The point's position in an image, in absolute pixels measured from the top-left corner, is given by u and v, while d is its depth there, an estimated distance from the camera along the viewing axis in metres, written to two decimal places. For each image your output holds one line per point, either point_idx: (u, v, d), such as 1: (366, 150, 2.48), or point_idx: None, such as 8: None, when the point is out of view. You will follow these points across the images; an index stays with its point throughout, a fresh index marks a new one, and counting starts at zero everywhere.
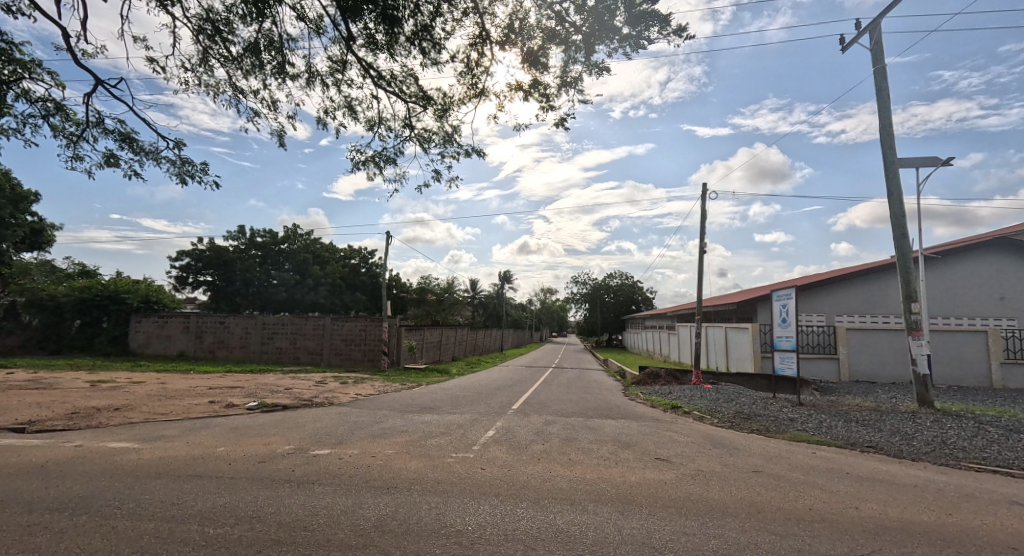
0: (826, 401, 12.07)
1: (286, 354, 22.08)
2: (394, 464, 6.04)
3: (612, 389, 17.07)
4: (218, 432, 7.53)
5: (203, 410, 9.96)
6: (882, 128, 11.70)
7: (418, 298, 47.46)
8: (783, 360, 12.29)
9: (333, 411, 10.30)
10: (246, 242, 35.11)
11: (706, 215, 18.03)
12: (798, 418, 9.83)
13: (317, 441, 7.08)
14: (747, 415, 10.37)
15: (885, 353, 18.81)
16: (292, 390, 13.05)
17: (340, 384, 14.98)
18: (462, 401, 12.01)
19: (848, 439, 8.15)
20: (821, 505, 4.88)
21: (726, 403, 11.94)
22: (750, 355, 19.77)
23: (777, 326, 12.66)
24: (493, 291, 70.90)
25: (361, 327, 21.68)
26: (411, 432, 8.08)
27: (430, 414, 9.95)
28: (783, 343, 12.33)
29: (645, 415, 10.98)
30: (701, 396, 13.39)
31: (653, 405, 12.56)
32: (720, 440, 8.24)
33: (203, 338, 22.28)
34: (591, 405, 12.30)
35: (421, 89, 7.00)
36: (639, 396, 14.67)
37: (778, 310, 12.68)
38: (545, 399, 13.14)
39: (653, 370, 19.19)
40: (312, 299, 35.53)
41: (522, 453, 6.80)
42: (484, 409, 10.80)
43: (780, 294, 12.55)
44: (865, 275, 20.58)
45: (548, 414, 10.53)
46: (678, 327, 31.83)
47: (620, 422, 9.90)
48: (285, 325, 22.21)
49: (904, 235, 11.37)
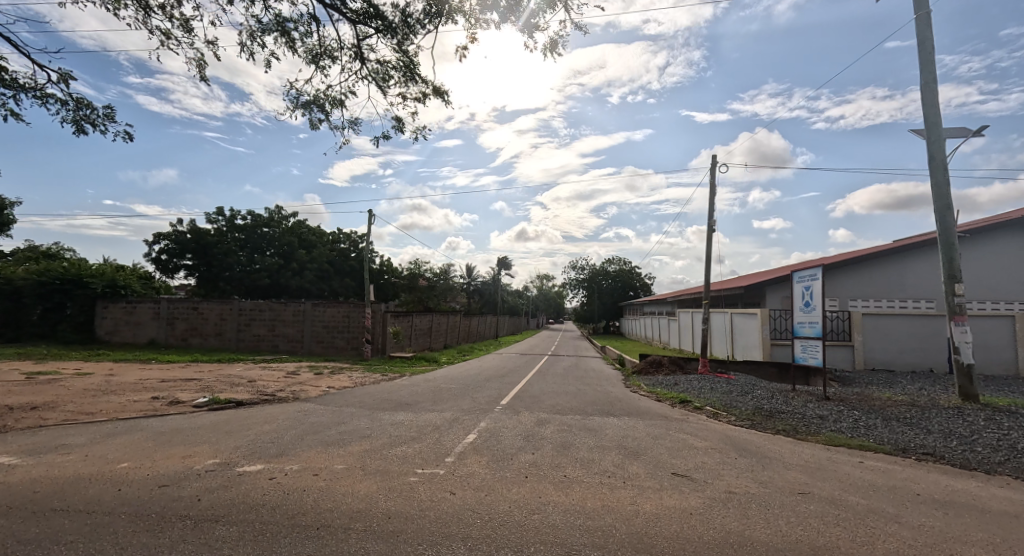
0: (853, 394, 10.77)
1: (264, 342, 20.70)
2: (339, 489, 4.64)
3: (611, 379, 15.80)
4: (134, 440, 6.12)
5: (139, 409, 8.55)
6: (925, 83, 10.23)
7: (410, 283, 46.01)
8: (805, 348, 10.97)
9: (294, 407, 8.95)
10: (227, 225, 33.64)
11: (716, 191, 16.56)
12: (829, 416, 8.52)
13: (253, 453, 5.69)
14: (769, 412, 9.11)
15: (906, 340, 17.57)
16: (256, 383, 11.63)
17: (314, 375, 13.61)
18: (445, 395, 10.68)
19: (896, 444, 6.86)
20: (912, 552, 3.55)
21: (743, 397, 10.71)
22: (759, 342, 18.57)
23: (798, 310, 11.32)
24: (489, 277, 69.44)
25: (345, 313, 20.31)
26: (374, 437, 6.70)
27: (404, 413, 8.58)
28: (804, 329, 11.04)
29: (651, 411, 9.69)
30: (713, 388, 12.18)
31: (659, 399, 11.30)
32: (745, 445, 6.91)
33: (176, 326, 20.88)
34: (591, 399, 10.97)
35: (371, 8, 5.83)
36: (642, 388, 13.35)
37: (799, 292, 11.34)
38: (539, 392, 11.84)
39: (655, 359, 17.93)
40: (297, 284, 33.97)
41: (507, 467, 5.45)
42: (468, 406, 9.49)
43: (803, 274, 11.19)
44: (883, 257, 19.23)
45: (541, 410, 9.23)
46: (679, 312, 30.59)
47: (624, 420, 8.62)
48: (263, 311, 20.81)
49: (948, 206, 9.95)
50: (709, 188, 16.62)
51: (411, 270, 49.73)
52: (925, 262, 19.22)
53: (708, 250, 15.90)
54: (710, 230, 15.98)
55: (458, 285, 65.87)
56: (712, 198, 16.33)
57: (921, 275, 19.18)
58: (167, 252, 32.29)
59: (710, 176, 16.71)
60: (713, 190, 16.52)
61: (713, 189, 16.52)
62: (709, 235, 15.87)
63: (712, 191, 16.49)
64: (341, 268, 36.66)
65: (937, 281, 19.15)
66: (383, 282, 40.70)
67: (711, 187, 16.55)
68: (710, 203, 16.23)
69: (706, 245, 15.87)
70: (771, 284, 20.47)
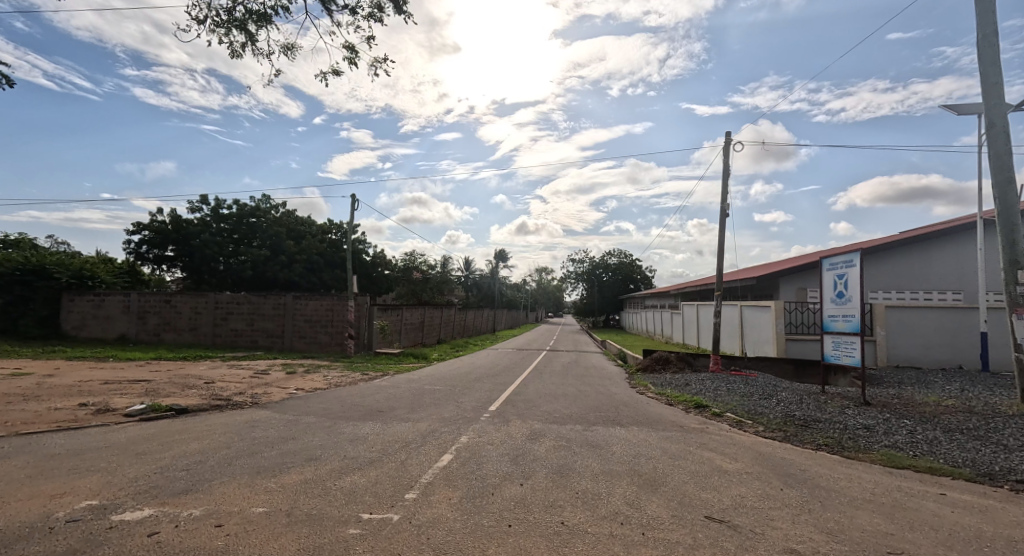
0: (893, 398, 9.42)
1: (242, 338, 19.37)
2: (242, 553, 3.22)
3: (614, 378, 14.44)
4: (3, 470, 4.70)
5: (55, 419, 7.14)
6: (982, 38, 8.77)
7: (403, 275, 46.02)
8: (837, 345, 9.62)
9: (243, 416, 7.56)
10: (210, 214, 32.16)
11: (730, 172, 15.09)
12: (879, 427, 7.15)
13: (152, 488, 4.27)
14: (803, 421, 7.75)
15: (932, 335, 16.21)
16: (214, 385, 10.25)
17: (285, 375, 12.25)
18: (426, 400, 9.35)
19: (977, 467, 5.47)
20: None
21: (767, 401, 9.38)
22: (772, 338, 17.23)
23: (828, 302, 9.96)
24: (488, 270, 68.13)
25: (328, 307, 18.97)
26: (322, 460, 5.31)
27: (372, 424, 7.21)
28: (836, 323, 9.67)
29: (663, 419, 8.33)
30: (729, 390, 10.86)
31: (671, 403, 9.94)
32: (787, 469, 5.52)
33: (148, 320, 19.52)
34: (594, 404, 9.61)
35: None
36: (650, 389, 11.97)
37: (829, 282, 9.97)
38: (534, 395, 10.48)
39: (662, 355, 16.57)
40: (284, 277, 32.58)
41: (485, 510, 4.05)
42: (450, 413, 8.15)
43: (835, 261, 9.84)
44: (907, 245, 17.82)
45: (536, 419, 7.87)
46: (683, 306, 29.19)
47: (633, 431, 7.30)
48: (241, 304, 19.47)
49: (1011, 180, 8.51)
50: (723, 168, 15.16)
51: (406, 262, 48.27)
52: (952, 250, 17.81)
53: (721, 237, 14.49)
54: (724, 215, 14.53)
55: (455, 279, 64.65)
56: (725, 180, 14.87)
57: (948, 264, 17.78)
58: (148, 243, 30.79)
59: (723, 156, 15.24)
60: (727, 171, 15.05)
61: (727, 171, 15.04)
62: (723, 220, 14.43)
63: (726, 172, 15.02)
64: (332, 261, 35.13)
65: (966, 270, 17.75)
66: (376, 275, 39.31)
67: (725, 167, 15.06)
68: (724, 185, 14.77)
69: (720, 231, 14.44)
70: (786, 275, 19.08)
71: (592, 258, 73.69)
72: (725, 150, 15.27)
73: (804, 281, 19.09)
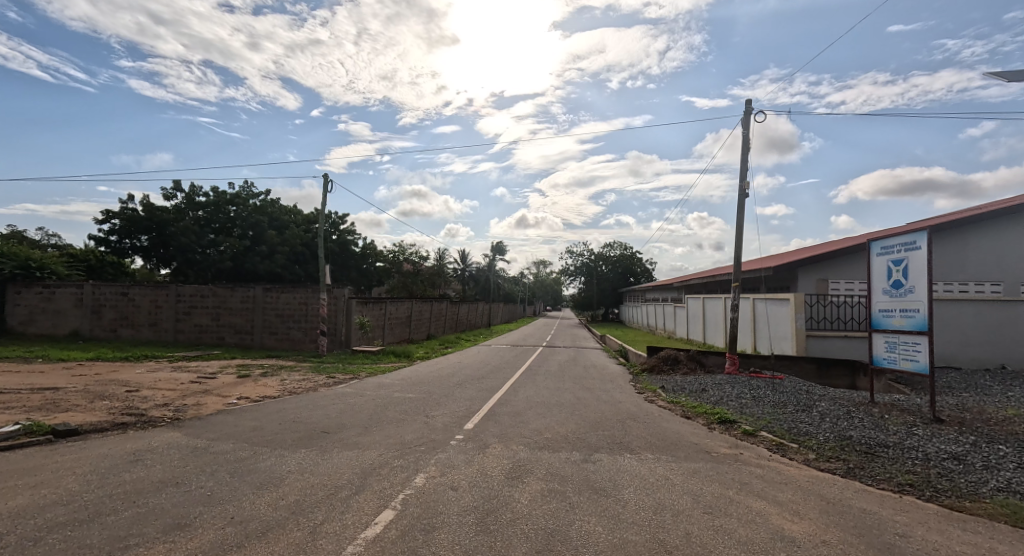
0: (961, 412, 7.69)
1: (207, 334, 17.63)
2: None
3: (618, 382, 12.74)
4: None
5: None
6: None
7: (395, 266, 44.09)
8: (892, 347, 7.86)
9: (140, 442, 5.77)
10: (185, 201, 30.18)
11: (750, 145, 13.26)
12: (976, 459, 5.39)
13: None
14: (866, 446, 5.99)
15: (973, 332, 14.49)
16: (136, 394, 8.47)
17: (234, 380, 10.50)
18: (390, 414, 7.65)
19: None
20: None
21: (808, 415, 7.65)
22: (791, 334, 15.54)
23: (879, 294, 8.19)
24: (485, 263, 66.24)
25: (302, 300, 17.22)
26: (190, 529, 3.48)
27: (304, 454, 5.46)
28: (891, 320, 7.91)
29: (683, 442, 6.60)
30: (757, 400, 9.13)
31: (689, 417, 8.22)
32: (886, 536, 3.75)
33: (103, 315, 17.75)
34: (596, 419, 7.89)
35: None
36: (660, 396, 10.23)
37: (881, 269, 8.17)
38: (524, 405, 8.78)
39: (670, 354, 14.86)
40: (265, 269, 30.74)
41: None
42: (412, 435, 6.41)
43: (889, 243, 8.03)
44: (941, 232, 16.05)
45: (522, 444, 6.15)
46: (689, 299, 27.43)
47: (650, 463, 5.58)
48: (206, 297, 17.68)
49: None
50: (741, 140, 13.33)
51: (396, 254, 46.38)
52: (991, 236, 16.08)
53: (740, 219, 12.72)
54: (744, 195, 12.72)
55: (450, 272, 62.74)
56: (744, 154, 13.02)
57: (985, 252, 16.04)
58: (117, 232, 28.80)
59: (742, 127, 13.41)
60: (745, 145, 13.21)
61: (745, 144, 13.20)
62: (743, 200, 12.61)
63: (744, 145, 13.21)
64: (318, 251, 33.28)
65: (1006, 259, 16.00)
66: (365, 268, 37.49)
67: (744, 140, 13.22)
68: (743, 160, 12.95)
69: (739, 212, 12.65)
70: (805, 265, 17.34)
71: (592, 251, 71.83)
72: (745, 120, 13.39)
73: (824, 271, 17.38)
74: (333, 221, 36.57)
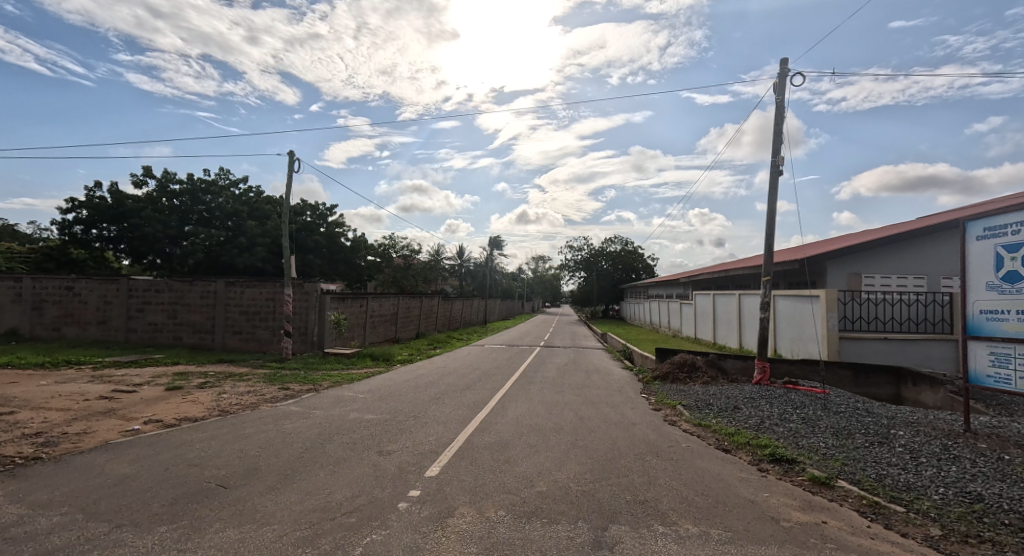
0: None
1: (163, 334, 15.68)
2: None
3: (629, 394, 10.75)
4: None
5: None
6: None
7: (385, 261, 42.08)
8: (1003, 360, 5.90)
9: None
10: (159, 188, 28.20)
11: (785, 114, 11.25)
12: None
13: None
14: (1016, 517, 3.99)
15: None
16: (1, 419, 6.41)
17: (159, 394, 8.52)
18: (332, 450, 5.69)
19: None
20: None
21: (894, 453, 5.65)
22: (822, 336, 13.63)
23: (981, 291, 6.22)
24: (481, 258, 64.11)
25: (268, 296, 15.25)
26: None
27: (160, 539, 3.43)
28: (1002, 324, 5.95)
29: (738, 500, 4.61)
30: (812, 424, 7.15)
31: (732, 451, 6.23)
32: None
33: (46, 311, 15.80)
34: (607, 454, 5.92)
35: None
36: (684, 417, 8.23)
37: (984, 257, 6.19)
38: (514, 430, 6.82)
39: (687, 359, 12.83)
40: (243, 263, 28.66)
41: None
42: (347, 491, 4.45)
43: (998, 222, 6.02)
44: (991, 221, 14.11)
45: (503, 507, 4.20)
46: (697, 297, 25.46)
47: (698, 549, 3.57)
48: (161, 292, 15.69)
49: None
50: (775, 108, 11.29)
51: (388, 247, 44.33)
52: None
53: (773, 201, 10.71)
54: (778, 172, 10.70)
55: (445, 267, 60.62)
56: (779, 124, 11.02)
57: None
58: (83, 221, 26.73)
59: (776, 92, 11.40)
60: (779, 113, 11.20)
61: (779, 112, 11.21)
62: (778, 177, 10.62)
63: (778, 112, 11.21)
64: None
65: None
66: (355, 261, 35.52)
67: (778, 108, 11.22)
68: (778, 130, 10.93)
69: (772, 193, 10.65)
70: (836, 258, 15.38)
71: (591, 247, 69.90)
72: (779, 86, 11.40)
73: (856, 265, 15.46)
74: (319, 212, 34.54)
